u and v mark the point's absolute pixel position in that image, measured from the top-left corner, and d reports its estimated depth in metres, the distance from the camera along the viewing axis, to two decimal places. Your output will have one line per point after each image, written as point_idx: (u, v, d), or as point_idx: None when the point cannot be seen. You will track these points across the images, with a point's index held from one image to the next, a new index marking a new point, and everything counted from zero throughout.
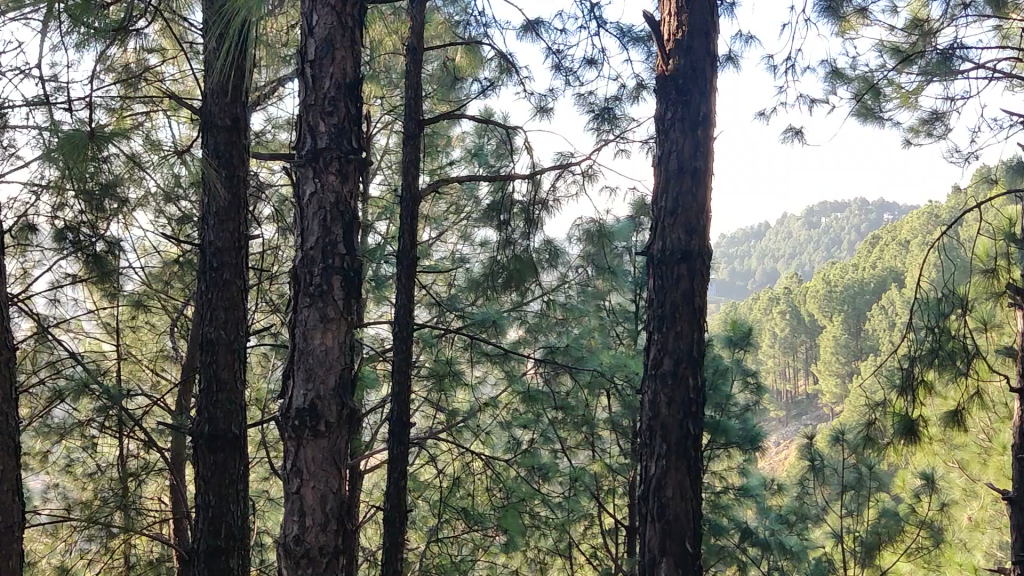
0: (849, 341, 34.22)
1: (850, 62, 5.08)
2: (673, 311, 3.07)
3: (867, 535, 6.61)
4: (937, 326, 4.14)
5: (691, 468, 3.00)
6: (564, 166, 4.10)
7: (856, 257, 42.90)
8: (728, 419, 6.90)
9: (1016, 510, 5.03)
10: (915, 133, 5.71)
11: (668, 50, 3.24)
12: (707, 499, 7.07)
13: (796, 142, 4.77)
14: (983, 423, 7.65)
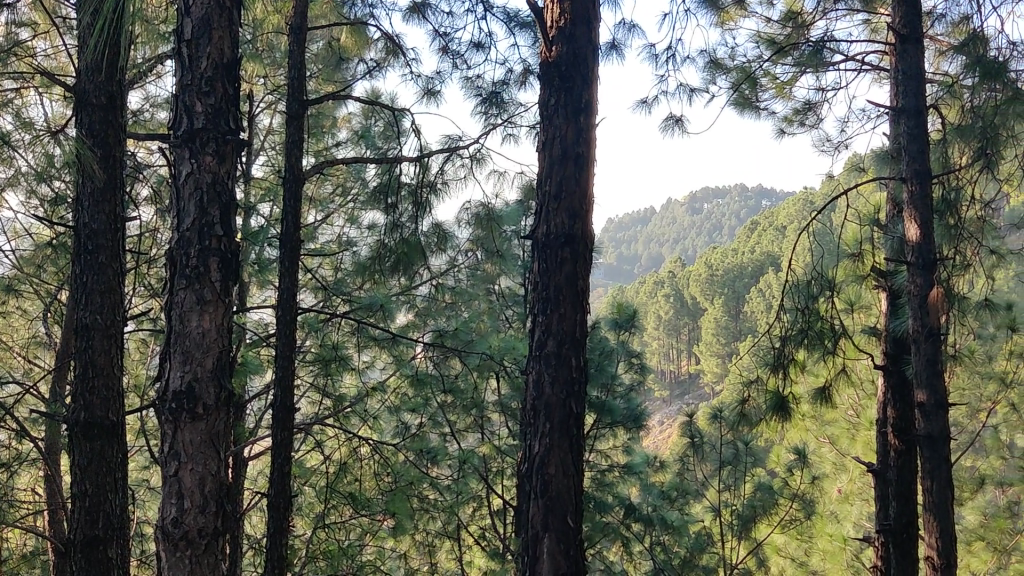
0: (730, 322, 35.27)
1: (729, 52, 5.24)
2: (557, 293, 3.14)
3: (743, 508, 6.87)
4: (806, 308, 4.33)
5: (573, 446, 3.09)
6: (452, 149, 4.12)
7: (737, 241, 44.16)
8: (614, 399, 7.03)
9: (881, 482, 5.30)
10: (789, 123, 5.92)
11: (551, 37, 3.30)
12: (592, 478, 7.20)
13: (676, 130, 4.89)
14: (852, 400, 8.00)
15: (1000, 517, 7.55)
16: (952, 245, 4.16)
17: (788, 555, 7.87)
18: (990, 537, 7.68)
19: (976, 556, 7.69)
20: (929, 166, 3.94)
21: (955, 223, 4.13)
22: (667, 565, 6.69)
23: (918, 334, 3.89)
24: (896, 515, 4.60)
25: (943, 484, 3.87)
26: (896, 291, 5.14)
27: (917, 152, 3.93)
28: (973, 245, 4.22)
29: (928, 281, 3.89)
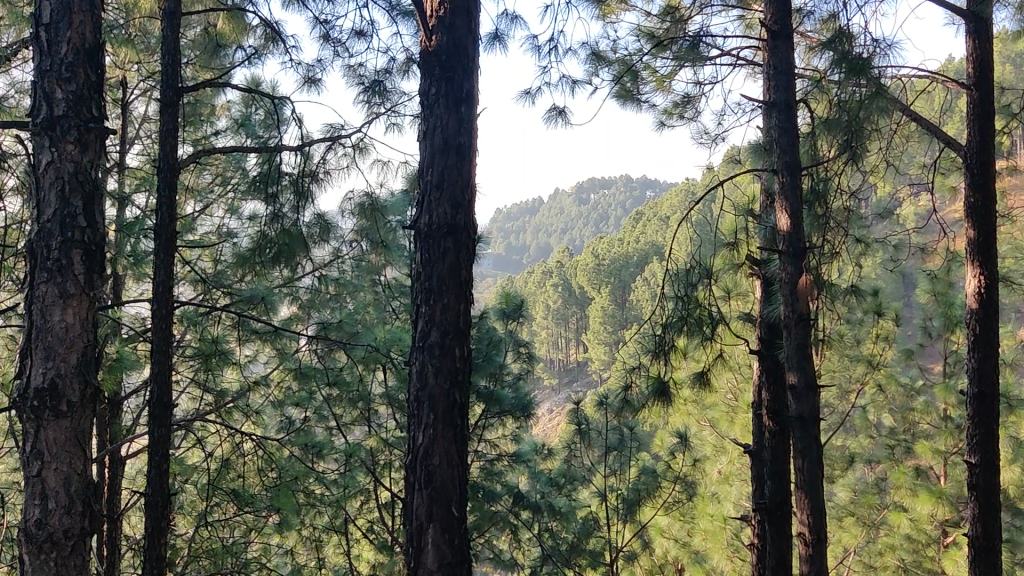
0: (616, 311, 35.90)
1: (610, 45, 5.31)
2: (440, 284, 3.14)
3: (628, 492, 7.01)
4: (686, 296, 4.42)
5: (457, 436, 3.11)
6: (334, 139, 4.06)
7: (624, 231, 44.94)
8: (501, 388, 7.06)
9: (757, 463, 5.49)
10: (668, 115, 6.04)
11: (430, 26, 3.29)
12: (481, 468, 7.23)
13: (559, 121, 4.93)
14: (730, 384, 8.26)
15: (869, 493, 7.91)
16: (820, 234, 4.33)
17: (672, 536, 8.08)
18: (859, 513, 8.04)
19: (847, 531, 8.04)
20: (798, 158, 4.09)
21: (823, 213, 4.31)
22: (555, 552, 6.77)
23: (790, 320, 4.04)
24: (770, 493, 4.69)
25: (814, 463, 4.04)
26: (770, 278, 5.31)
27: (788, 145, 4.08)
28: (840, 233, 4.40)
29: (798, 268, 4.05)
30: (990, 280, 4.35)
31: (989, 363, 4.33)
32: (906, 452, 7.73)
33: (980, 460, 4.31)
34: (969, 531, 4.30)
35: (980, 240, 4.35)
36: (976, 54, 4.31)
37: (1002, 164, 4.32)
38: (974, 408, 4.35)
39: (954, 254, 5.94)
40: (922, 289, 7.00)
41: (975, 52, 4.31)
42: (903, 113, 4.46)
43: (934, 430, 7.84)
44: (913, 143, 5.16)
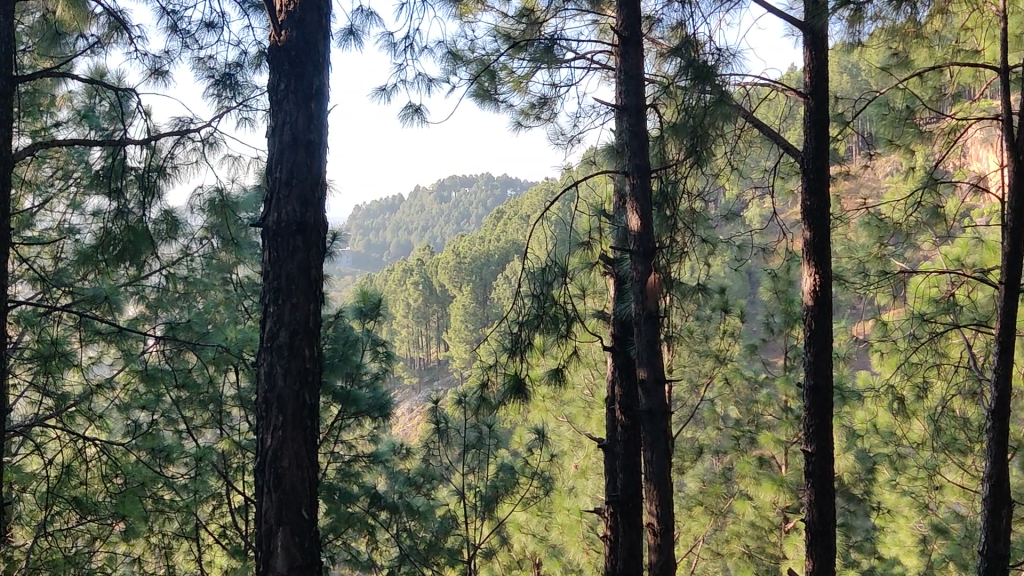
0: (476, 309, 36.08)
1: (467, 44, 5.33)
2: (289, 283, 3.18)
3: (486, 489, 7.04)
4: (540, 293, 4.43)
5: (306, 439, 3.17)
6: (182, 133, 3.92)
7: (485, 229, 45.18)
8: (358, 388, 6.98)
9: (610, 457, 5.62)
10: (525, 116, 6.11)
11: (279, 20, 3.28)
12: (337, 469, 7.14)
13: (415, 119, 4.91)
14: (586, 379, 8.42)
15: (717, 483, 8.21)
16: (669, 234, 4.47)
17: (529, 532, 8.18)
18: (708, 502, 8.33)
19: (696, 521, 8.32)
20: (648, 161, 4.21)
21: (671, 214, 4.45)
22: (412, 551, 6.74)
23: (639, 317, 4.17)
24: (622, 485, 4.78)
25: (661, 455, 4.19)
26: (622, 277, 5.44)
27: (638, 148, 4.18)
28: (686, 234, 4.55)
29: (647, 267, 4.17)
30: (824, 279, 4.60)
31: (823, 357, 4.56)
32: (751, 442, 8.08)
33: (815, 448, 4.55)
34: (805, 516, 4.52)
35: (816, 241, 4.59)
36: (812, 65, 4.54)
37: (834, 169, 4.57)
38: (810, 399, 4.57)
39: (793, 254, 6.23)
40: (765, 286, 7.32)
41: (812, 63, 4.54)
42: (745, 119, 4.64)
43: (776, 421, 8.21)
44: (755, 148, 5.38)
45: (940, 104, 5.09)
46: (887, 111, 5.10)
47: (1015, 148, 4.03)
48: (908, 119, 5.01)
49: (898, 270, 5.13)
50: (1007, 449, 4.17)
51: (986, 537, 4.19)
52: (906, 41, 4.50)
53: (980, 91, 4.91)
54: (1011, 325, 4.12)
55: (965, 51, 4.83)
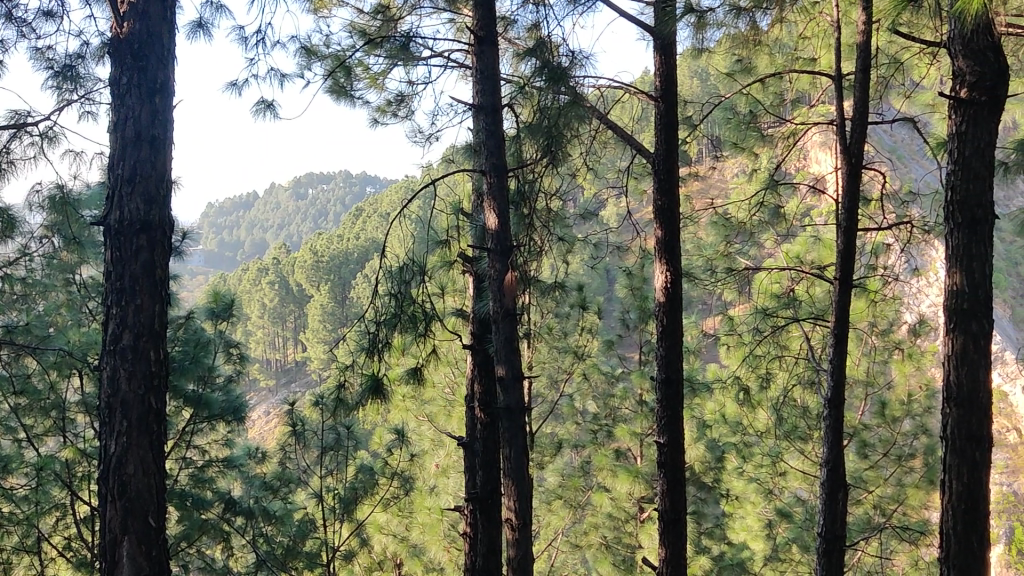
0: (335, 309, 35.54)
1: (323, 40, 5.26)
2: (133, 284, 3.17)
3: (344, 491, 6.96)
4: (399, 293, 4.34)
5: (151, 444, 3.15)
6: (19, 126, 3.73)
7: (344, 227, 44.57)
8: (211, 391, 6.78)
9: (469, 455, 5.63)
10: (382, 113, 6.07)
11: (121, 12, 3.24)
12: (189, 475, 6.91)
13: (268, 115, 4.82)
14: (446, 378, 8.42)
15: (576, 476, 8.35)
16: (526, 233, 4.49)
17: (390, 532, 8.12)
18: (567, 496, 8.46)
19: (555, 514, 8.43)
20: (504, 160, 4.25)
21: (528, 213, 4.49)
22: (269, 556, 6.59)
23: (497, 315, 4.22)
24: (481, 483, 4.74)
25: (519, 451, 4.24)
26: (480, 275, 5.45)
27: (494, 147, 4.20)
28: (542, 232, 4.60)
29: (504, 265, 4.21)
30: (674, 275, 4.74)
31: (674, 351, 4.70)
32: (608, 436, 8.26)
33: (667, 439, 4.67)
34: (659, 505, 4.65)
35: (667, 238, 4.73)
36: (661, 69, 4.69)
37: (684, 170, 4.72)
38: (662, 392, 4.70)
39: (645, 252, 6.40)
40: (621, 284, 7.50)
41: (661, 66, 4.68)
42: (599, 120, 4.75)
43: (632, 414, 8.45)
44: (609, 149, 5.51)
45: (781, 108, 5.33)
46: (732, 115, 5.24)
47: (847, 151, 4.25)
48: (751, 123, 5.20)
49: (743, 267, 5.33)
50: (843, 435, 4.41)
51: (824, 518, 4.41)
52: (749, 48, 4.70)
53: (817, 97, 5.21)
54: (845, 318, 4.35)
55: (803, 59, 5.08)
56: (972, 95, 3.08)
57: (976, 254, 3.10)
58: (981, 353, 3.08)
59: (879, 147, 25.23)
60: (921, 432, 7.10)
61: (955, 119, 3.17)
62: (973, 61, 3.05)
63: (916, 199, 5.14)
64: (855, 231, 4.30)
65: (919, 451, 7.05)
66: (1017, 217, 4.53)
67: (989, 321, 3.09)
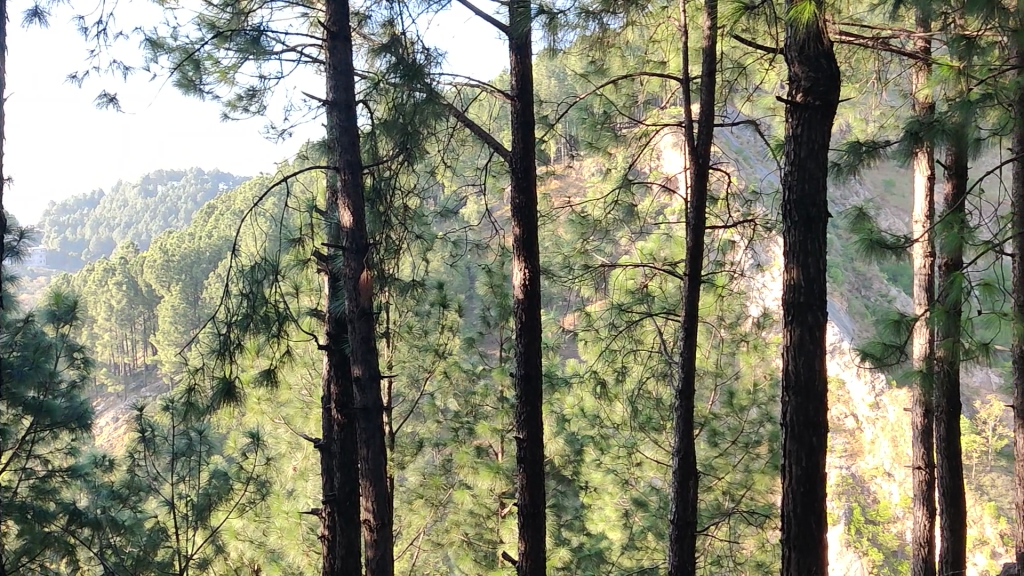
0: (187, 311, 34.39)
1: (170, 32, 5.08)
2: None
3: (197, 498, 6.76)
4: (251, 292, 4.22)
5: None
6: None
7: (197, 225, 43.16)
8: (52, 398, 6.46)
9: (326, 457, 5.54)
10: (233, 108, 5.90)
11: None
12: (29, 487, 6.56)
13: (111, 109, 4.62)
14: (304, 378, 8.27)
15: (437, 475, 8.34)
16: (382, 232, 4.45)
17: (247, 538, 7.92)
18: (428, 494, 8.42)
19: (416, 513, 8.40)
20: (359, 158, 4.21)
21: (384, 211, 4.45)
22: (117, 569, 6.33)
23: (352, 314, 4.19)
24: (338, 484, 4.72)
25: (376, 450, 4.24)
26: (336, 274, 5.36)
27: (349, 144, 4.16)
28: (398, 231, 4.57)
29: (359, 264, 4.18)
30: (533, 272, 4.80)
31: (533, 348, 4.76)
32: (469, 433, 8.30)
33: (527, 434, 4.73)
34: (518, 500, 4.70)
35: (525, 237, 4.77)
36: (517, 69, 4.73)
37: (540, 169, 4.77)
38: (522, 388, 4.74)
39: (503, 249, 6.44)
40: (481, 281, 7.54)
41: (517, 66, 4.72)
42: (456, 119, 4.75)
43: (492, 411, 8.55)
44: (467, 147, 5.52)
45: (633, 109, 5.46)
46: (587, 116, 5.35)
47: (695, 151, 4.40)
48: (605, 124, 5.31)
49: (598, 263, 5.44)
50: (693, 426, 4.57)
51: (676, 506, 4.56)
52: (602, 50, 4.81)
53: (667, 99, 5.37)
54: (695, 312, 4.51)
55: (653, 62, 5.23)
56: (807, 100, 3.24)
57: (811, 251, 3.27)
58: (816, 343, 3.26)
59: (725, 150, 26.30)
60: (766, 420, 7.44)
61: (791, 122, 3.33)
62: (808, 67, 3.21)
63: (759, 198, 5.37)
64: (703, 228, 4.45)
65: (764, 439, 7.39)
66: (851, 216, 4.79)
67: (824, 313, 3.28)
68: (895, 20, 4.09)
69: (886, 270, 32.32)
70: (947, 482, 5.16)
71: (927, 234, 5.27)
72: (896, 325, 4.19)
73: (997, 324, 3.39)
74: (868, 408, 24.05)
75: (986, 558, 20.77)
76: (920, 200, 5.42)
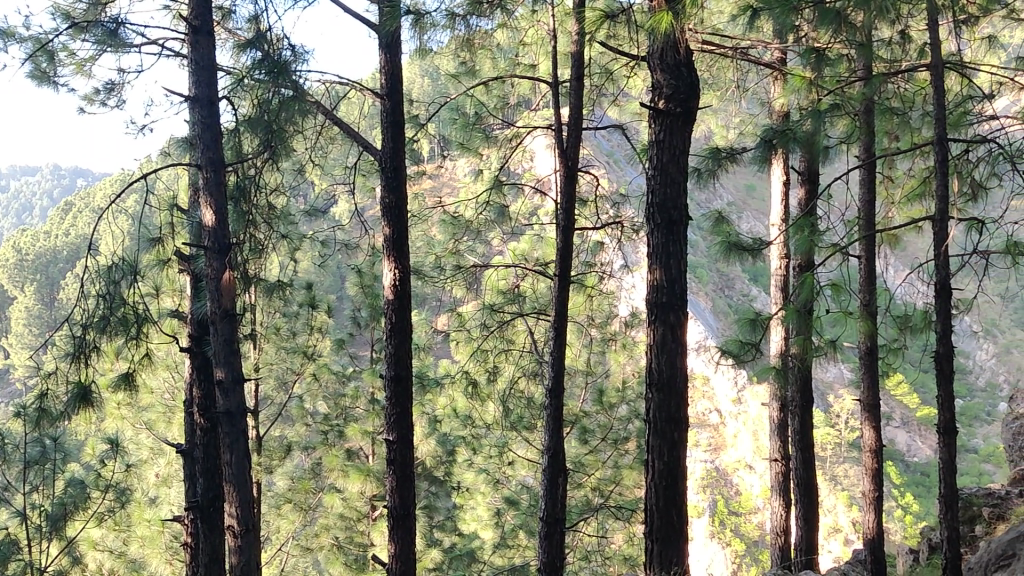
0: (40, 312, 32.77)
1: (22, 20, 4.84)
2: None
3: (52, 507, 6.44)
4: (109, 293, 4.05)
5: None
6: None
7: (53, 223, 41.15)
8: None
9: (188, 462, 5.36)
10: (90, 101, 5.67)
11: None
12: None
13: None
14: (167, 381, 8.00)
15: (307, 478, 8.19)
16: (246, 231, 4.35)
17: (107, 548, 7.59)
18: (297, 499, 8.25)
19: (285, 518, 8.24)
20: (222, 155, 4.11)
21: (248, 211, 4.35)
22: None
23: (215, 316, 4.09)
24: (202, 490, 4.59)
25: (240, 455, 4.15)
26: (198, 274, 5.21)
27: (211, 141, 4.06)
28: (263, 231, 4.48)
29: (222, 265, 4.09)
30: (402, 272, 4.78)
31: (403, 348, 4.73)
32: (338, 436, 8.18)
33: (396, 436, 4.71)
34: (388, 503, 4.68)
35: (395, 236, 4.74)
36: (386, 68, 4.71)
37: (410, 169, 4.76)
38: (391, 390, 4.71)
39: (373, 249, 6.38)
40: (352, 282, 7.48)
41: (386, 66, 4.70)
42: (324, 118, 4.70)
43: (363, 413, 8.47)
44: (336, 146, 5.45)
45: (504, 111, 5.51)
46: (458, 116, 5.37)
47: (564, 153, 4.47)
48: (476, 125, 5.30)
49: (470, 263, 5.46)
50: (562, 424, 4.63)
51: (545, 503, 4.61)
52: (473, 52, 4.83)
53: (537, 102, 5.44)
54: (564, 312, 4.57)
55: (523, 65, 5.30)
56: (669, 106, 3.36)
57: (674, 252, 3.37)
58: (677, 342, 3.36)
59: (596, 153, 26.74)
60: (634, 417, 7.62)
61: (653, 128, 3.43)
62: (670, 74, 3.33)
63: (626, 200, 5.49)
64: (572, 229, 4.52)
65: (631, 434, 7.57)
66: (713, 219, 4.96)
67: (685, 312, 3.39)
68: (753, 30, 4.26)
69: (748, 271, 33.61)
70: (800, 473, 5.38)
71: (783, 236, 5.49)
72: (752, 323, 4.35)
73: (843, 322, 3.58)
74: (731, 404, 25.10)
75: (840, 545, 21.89)
76: (776, 203, 5.65)
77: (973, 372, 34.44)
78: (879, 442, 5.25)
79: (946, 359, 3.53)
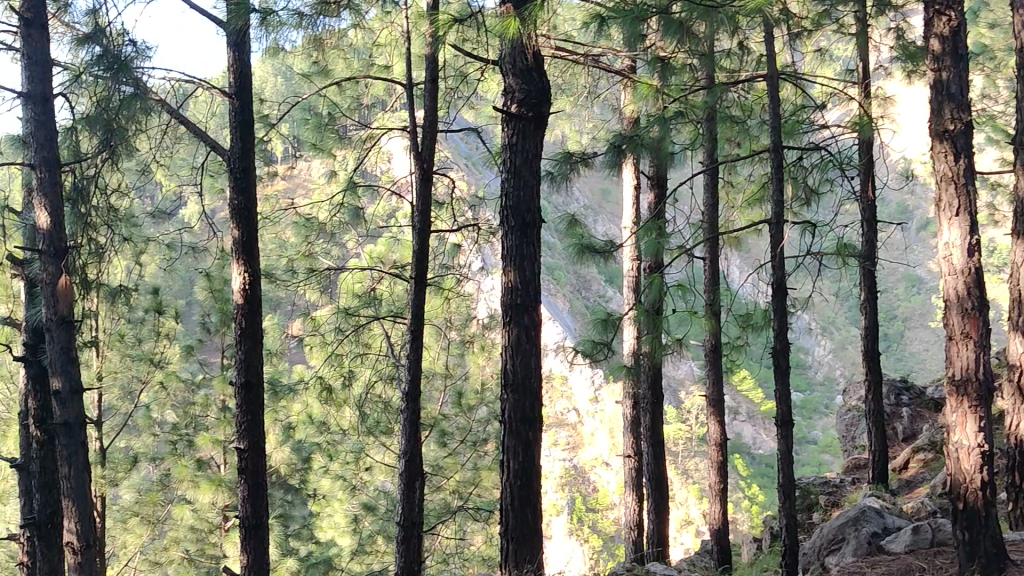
0: None
1: None
2: None
3: None
4: None
5: None
6: None
7: None
8: None
9: (23, 477, 5.08)
10: None
11: None
12: None
13: None
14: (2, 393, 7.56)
15: (155, 489, 7.88)
16: (85, 234, 4.17)
17: None
18: (144, 512, 7.94)
19: (132, 532, 7.92)
20: (58, 155, 3.92)
21: (87, 213, 4.17)
22: None
23: (51, 323, 3.90)
24: (40, 506, 4.45)
25: (80, 468, 3.96)
26: (34, 279, 4.94)
27: (46, 139, 3.86)
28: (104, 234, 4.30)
29: (58, 269, 3.90)
30: (253, 276, 4.66)
31: (253, 354, 4.62)
32: (188, 445, 7.92)
33: (247, 444, 4.59)
34: (239, 513, 4.55)
35: (244, 239, 4.63)
36: (235, 67, 4.60)
37: (260, 171, 4.66)
38: (242, 396, 4.58)
39: (223, 253, 6.21)
40: (200, 286, 7.27)
41: (235, 64, 4.59)
42: (171, 117, 4.56)
43: (215, 422, 8.23)
44: (184, 147, 5.27)
45: (358, 113, 5.47)
46: (310, 117, 5.28)
47: (420, 156, 4.48)
48: (329, 125, 5.26)
49: (325, 268, 5.36)
50: (419, 428, 4.62)
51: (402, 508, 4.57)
52: (325, 52, 4.76)
53: (391, 104, 5.42)
54: (420, 316, 4.56)
55: (378, 66, 5.28)
56: (521, 111, 3.43)
57: (527, 254, 3.43)
58: (530, 342, 3.42)
59: (456, 156, 26.69)
60: (491, 419, 7.67)
61: (506, 132, 3.49)
62: (521, 79, 3.42)
63: (482, 203, 5.52)
64: (428, 232, 4.53)
65: (489, 436, 7.64)
66: (566, 222, 5.05)
67: (538, 313, 3.45)
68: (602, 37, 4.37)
69: (604, 273, 34.38)
70: (652, 469, 5.54)
71: (634, 238, 5.64)
72: (605, 323, 4.46)
73: (688, 321, 3.72)
74: (589, 404, 25.82)
75: (691, 537, 22.77)
76: (627, 206, 5.80)
77: (813, 368, 36.27)
78: (723, 436, 5.47)
79: (782, 355, 3.71)
